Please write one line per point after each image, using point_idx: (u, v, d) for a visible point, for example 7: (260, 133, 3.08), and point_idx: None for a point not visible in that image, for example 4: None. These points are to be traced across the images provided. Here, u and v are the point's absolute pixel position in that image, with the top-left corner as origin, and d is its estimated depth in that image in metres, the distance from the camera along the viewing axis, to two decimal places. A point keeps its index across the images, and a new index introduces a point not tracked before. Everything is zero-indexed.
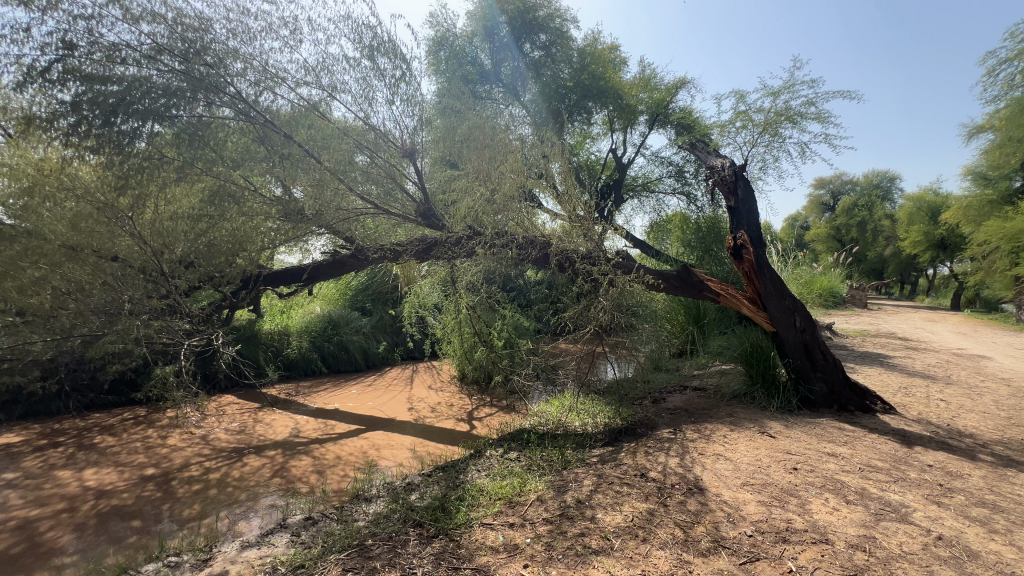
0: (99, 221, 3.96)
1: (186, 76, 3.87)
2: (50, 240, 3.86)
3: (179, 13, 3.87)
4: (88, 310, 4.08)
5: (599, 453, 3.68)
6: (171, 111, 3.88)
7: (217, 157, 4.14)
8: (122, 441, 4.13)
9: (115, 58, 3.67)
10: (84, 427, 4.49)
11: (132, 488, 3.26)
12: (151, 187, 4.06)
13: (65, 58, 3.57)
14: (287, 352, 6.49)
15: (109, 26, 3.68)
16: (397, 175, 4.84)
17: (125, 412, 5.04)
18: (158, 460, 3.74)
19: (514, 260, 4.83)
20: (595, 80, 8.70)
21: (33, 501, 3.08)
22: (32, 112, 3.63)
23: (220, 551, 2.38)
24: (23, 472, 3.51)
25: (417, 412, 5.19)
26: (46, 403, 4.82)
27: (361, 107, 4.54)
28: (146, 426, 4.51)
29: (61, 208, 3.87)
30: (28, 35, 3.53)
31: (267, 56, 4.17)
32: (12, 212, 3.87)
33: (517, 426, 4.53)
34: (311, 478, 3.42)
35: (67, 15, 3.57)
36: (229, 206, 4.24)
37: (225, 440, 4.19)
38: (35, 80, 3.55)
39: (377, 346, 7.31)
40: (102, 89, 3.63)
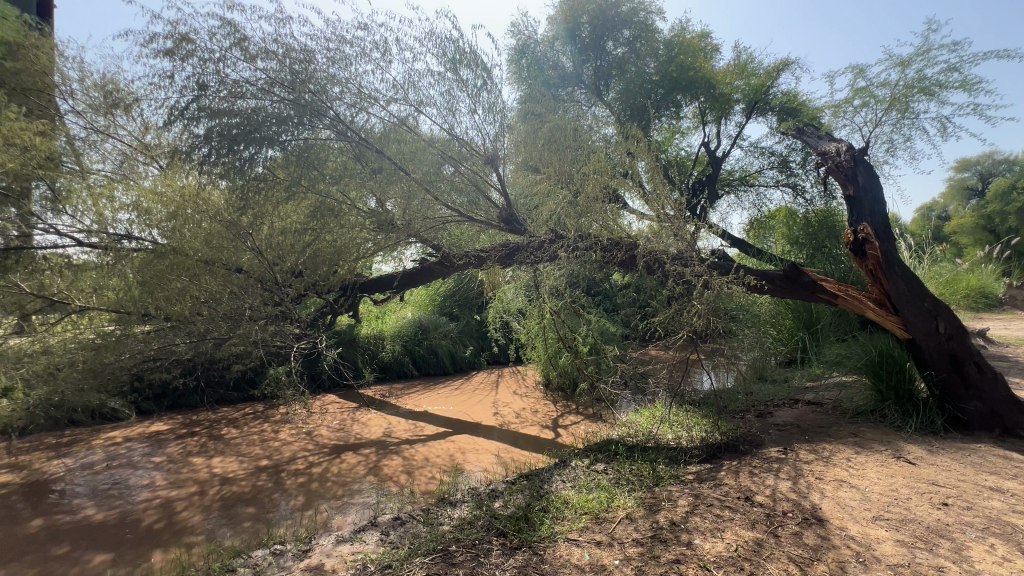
0: (227, 239, 4.48)
1: (294, 104, 4.26)
2: (190, 255, 4.44)
3: (288, 49, 4.27)
4: (218, 316, 4.64)
5: (695, 470, 3.37)
6: (282, 137, 4.29)
7: (319, 175, 4.48)
8: (243, 434, 4.62)
9: (238, 93, 4.15)
10: (214, 420, 5.11)
11: (249, 477, 3.61)
12: (267, 206, 4.51)
13: (199, 98, 4.11)
14: (382, 355, 6.87)
15: (232, 67, 4.17)
16: (481, 183, 4.94)
17: (247, 407, 5.66)
18: (271, 453, 4.12)
19: (598, 262, 4.66)
20: (684, 71, 8.20)
21: (173, 482, 3.54)
22: (180, 148, 4.27)
23: (318, 543, 2.52)
24: (167, 456, 4.06)
25: (502, 418, 5.18)
26: (187, 397, 5.58)
27: (446, 119, 4.68)
28: (262, 421, 5.01)
29: (198, 228, 4.44)
30: (172, 82, 4.11)
31: (362, 81, 4.47)
32: (162, 233, 4.48)
33: (604, 435, 4.33)
34: (401, 478, 3.54)
35: (199, 60, 4.09)
36: (329, 219, 4.61)
37: (327, 437, 4.52)
38: (180, 120, 4.15)
39: (464, 350, 7.50)
40: (227, 121, 4.12)
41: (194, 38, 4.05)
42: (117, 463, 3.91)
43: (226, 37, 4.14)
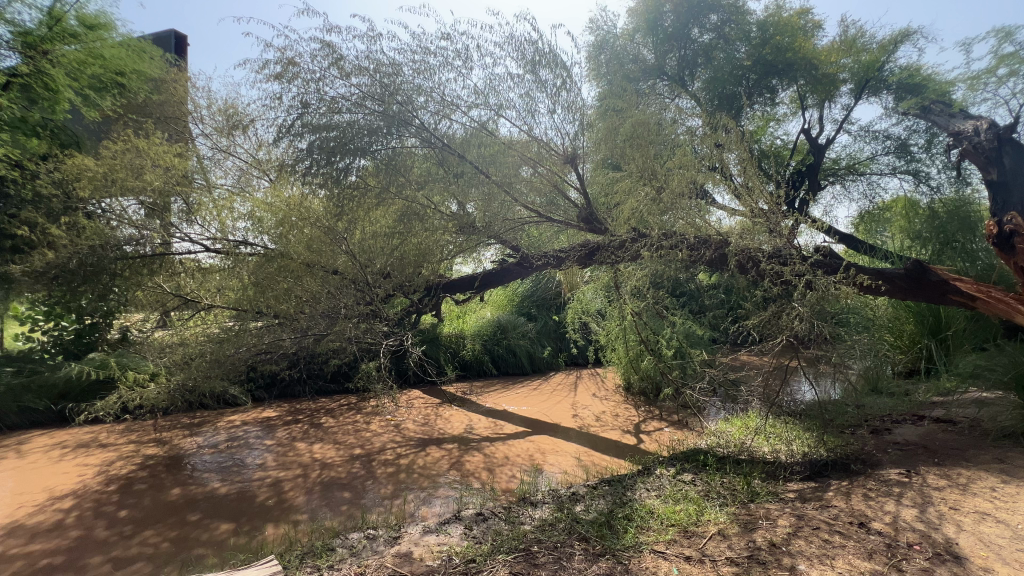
0: (325, 243, 4.89)
1: (383, 115, 4.52)
2: (294, 258, 4.91)
3: (378, 64, 4.55)
4: (318, 314, 5.00)
5: (797, 488, 3.07)
6: (375, 147, 4.57)
7: (405, 181, 4.73)
8: (339, 423, 5.00)
9: (335, 108, 4.49)
10: (315, 409, 5.59)
11: (345, 464, 3.89)
12: (359, 212, 4.88)
13: (303, 116, 4.51)
14: (463, 354, 7.00)
15: (330, 84, 4.52)
16: (560, 183, 4.92)
17: (342, 398, 6.12)
18: (363, 442, 4.42)
19: (684, 261, 4.43)
20: (780, 53, 7.54)
21: (281, 464, 3.91)
22: (288, 162, 4.73)
23: (407, 531, 2.65)
24: (277, 440, 4.51)
25: (582, 420, 5.10)
26: (292, 387, 6.15)
27: (525, 120, 4.71)
28: (355, 413, 5.38)
29: (302, 233, 4.90)
30: (281, 102, 4.55)
31: (444, 89, 4.64)
32: (272, 239, 5.03)
33: (691, 444, 4.10)
34: (483, 475, 3.61)
35: (303, 81, 4.48)
36: (415, 223, 4.88)
37: (413, 430, 4.74)
38: (288, 137, 4.60)
39: (542, 351, 7.51)
40: (326, 135, 4.50)
41: (299, 61, 4.45)
42: (236, 444, 4.40)
43: (325, 57, 4.50)
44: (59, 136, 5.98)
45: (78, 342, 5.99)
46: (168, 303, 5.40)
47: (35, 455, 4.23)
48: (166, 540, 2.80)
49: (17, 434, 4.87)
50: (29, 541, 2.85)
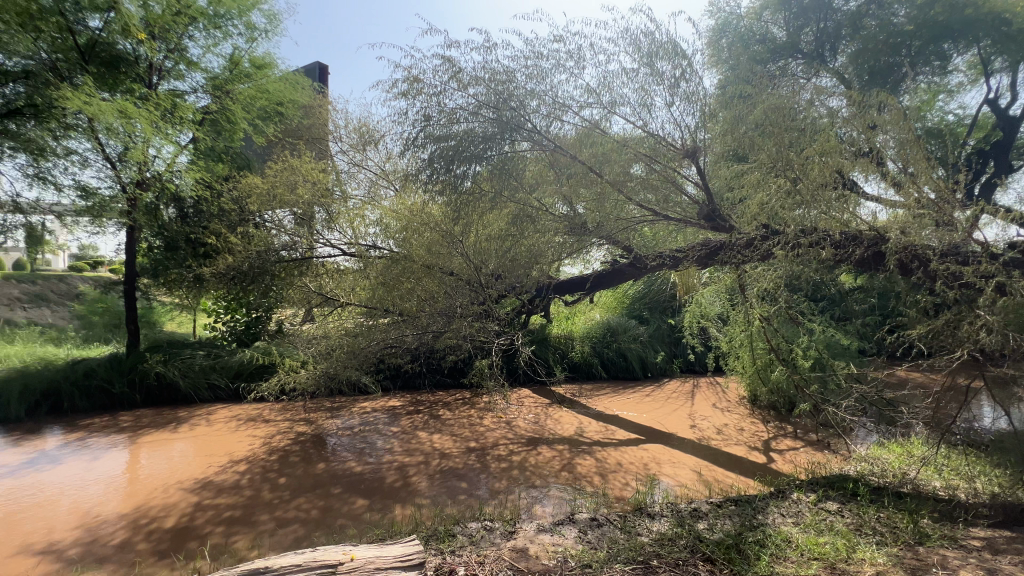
0: (444, 246, 5.27)
1: (497, 122, 4.68)
2: (415, 260, 5.36)
3: (493, 72, 4.72)
4: (435, 313, 5.33)
5: (984, 536, 2.53)
6: (490, 153, 4.75)
7: (517, 186, 4.86)
8: (456, 416, 5.30)
9: (454, 119, 4.76)
10: (434, 401, 5.98)
11: (462, 455, 4.10)
12: (474, 216, 5.13)
13: (425, 128, 4.85)
14: (572, 356, 6.94)
15: (450, 97, 4.81)
16: (677, 179, 4.65)
17: (458, 393, 6.47)
18: (478, 436, 4.62)
19: (827, 261, 3.90)
20: (956, 11, 6.24)
21: (406, 450, 4.25)
22: (413, 172, 5.14)
23: (522, 527, 2.70)
24: (402, 428, 4.92)
25: (701, 432, 4.77)
26: (414, 379, 6.65)
27: (640, 116, 4.56)
28: (470, 407, 5.66)
29: (422, 238, 5.36)
30: (407, 117, 4.96)
31: (557, 91, 4.68)
32: (397, 242, 5.61)
33: (835, 469, 3.60)
34: (595, 479, 3.55)
35: (426, 95, 4.83)
36: (527, 225, 4.98)
37: (524, 428, 4.84)
38: (413, 148, 5.00)
39: (655, 356, 7.20)
40: (445, 145, 4.78)
41: (422, 78, 4.80)
42: (369, 428, 4.89)
43: (445, 72, 4.79)
44: (236, 161, 7.20)
45: (246, 332, 7.10)
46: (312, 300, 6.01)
47: (218, 424, 5.13)
48: (315, 508, 3.21)
49: (206, 406, 5.96)
50: (216, 494, 3.46)
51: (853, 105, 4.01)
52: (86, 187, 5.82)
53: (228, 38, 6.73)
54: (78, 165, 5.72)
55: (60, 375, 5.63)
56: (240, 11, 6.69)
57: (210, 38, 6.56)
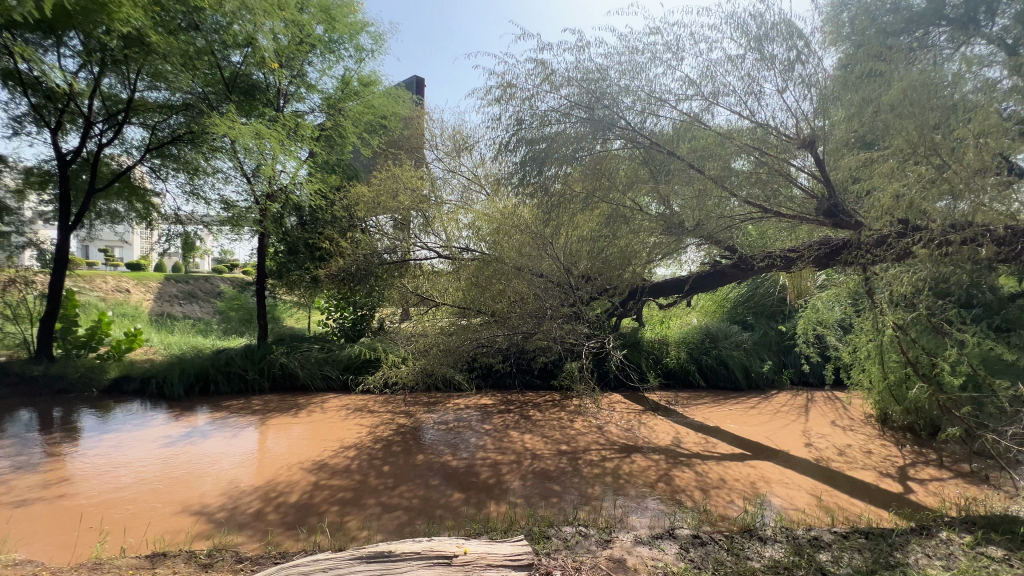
0: (534, 247, 5.29)
1: (590, 121, 4.60)
2: (506, 262, 5.39)
3: (585, 72, 4.67)
4: (526, 314, 5.37)
5: None
6: (582, 153, 4.69)
7: (610, 186, 4.75)
8: (546, 418, 5.31)
9: (546, 121, 4.78)
10: (524, 402, 6.04)
11: (553, 458, 4.09)
12: (564, 217, 5.12)
13: (518, 132, 4.94)
14: (667, 361, 6.63)
15: (542, 99, 4.83)
16: (788, 174, 4.26)
17: (548, 395, 6.49)
18: (569, 439, 4.58)
19: (986, 261, 3.31)
20: None
21: (499, 449, 4.35)
22: (505, 176, 5.26)
23: (618, 537, 2.62)
24: (494, 426, 5.03)
25: (818, 451, 4.29)
26: (505, 379, 6.78)
27: (747, 104, 4.22)
28: (560, 410, 5.63)
29: (511, 241, 5.40)
30: (500, 123, 5.07)
31: (653, 85, 4.51)
32: (487, 245, 5.77)
33: (997, 508, 3.03)
34: (696, 494, 3.34)
35: (519, 100, 4.91)
36: (620, 225, 4.83)
37: (616, 435, 4.71)
38: (505, 152, 5.11)
39: (761, 365, 6.63)
40: (536, 148, 4.82)
41: (515, 83, 4.89)
42: (463, 424, 5.08)
43: (537, 75, 4.84)
44: (346, 172, 7.89)
45: (354, 328, 7.76)
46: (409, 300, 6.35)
47: (331, 412, 5.65)
48: (416, 497, 3.39)
49: (321, 395, 6.59)
50: (331, 476, 3.81)
51: (1021, 74, 3.38)
52: (227, 201, 6.75)
53: (340, 60, 7.41)
54: (221, 181, 6.64)
55: (208, 363, 6.61)
56: (350, 36, 7.34)
57: (325, 62, 7.26)
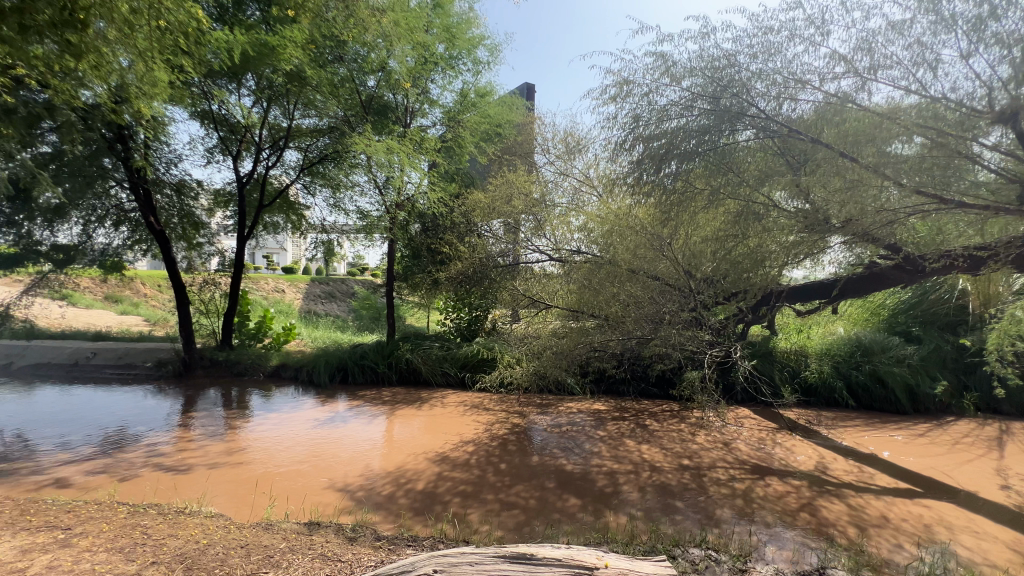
0: (651, 249, 4.97)
1: (714, 112, 4.27)
2: (621, 265, 5.14)
3: (711, 59, 4.38)
4: (642, 318, 4.99)
5: None
6: (708, 146, 4.37)
7: (739, 180, 4.37)
8: (664, 429, 5.03)
9: (665, 116, 4.55)
10: (639, 410, 5.80)
11: (674, 472, 3.86)
12: (684, 217, 4.90)
13: (635, 130, 4.78)
14: (806, 375, 5.86)
15: (661, 93, 4.61)
16: (969, 157, 3.40)
17: (665, 405, 6.16)
18: (691, 454, 4.28)
19: None
20: None
21: (614, 457, 4.22)
22: (621, 175, 5.12)
23: (756, 569, 2.37)
24: (609, 433, 4.91)
25: (1021, 497, 3.46)
26: (618, 386, 6.59)
27: (916, 76, 3.59)
28: (679, 421, 5.31)
29: (626, 241, 5.15)
30: (616, 122, 4.95)
31: (792, 65, 4.05)
32: (600, 247, 5.65)
33: None
34: (850, 531, 2.90)
35: (637, 97, 4.74)
36: (752, 224, 4.37)
37: (746, 453, 4.29)
38: (622, 151, 4.98)
39: (931, 386, 5.58)
40: (654, 145, 4.64)
41: (633, 79, 4.73)
42: (576, 429, 5.03)
43: (657, 69, 4.63)
44: (464, 180, 8.35)
45: (469, 328, 8.18)
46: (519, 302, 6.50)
47: (451, 407, 5.99)
48: (533, 498, 3.43)
49: (441, 390, 7.02)
50: (452, 468, 4.02)
51: None
52: (363, 211, 7.54)
53: (459, 75, 7.86)
54: (358, 194, 7.44)
55: (347, 356, 7.43)
56: (468, 51, 7.77)
57: (446, 78, 7.75)
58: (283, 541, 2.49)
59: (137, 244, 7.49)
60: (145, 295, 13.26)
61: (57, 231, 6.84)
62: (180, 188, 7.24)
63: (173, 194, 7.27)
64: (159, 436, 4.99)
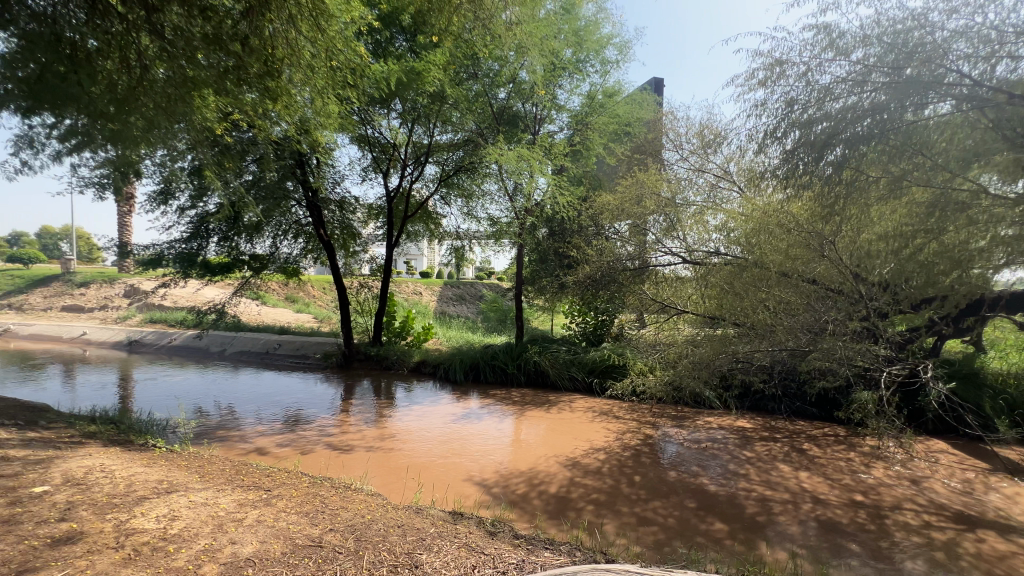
0: (809, 248, 4.36)
1: (892, 87, 3.58)
2: (770, 268, 4.61)
3: (892, 24, 3.70)
4: (798, 328, 4.30)
5: None
6: (886, 126, 3.67)
7: (932, 164, 3.58)
8: (828, 456, 4.36)
9: (828, 96, 3.96)
10: (794, 431, 5.14)
11: (845, 508, 3.31)
12: (853, 209, 4.12)
13: (789, 115, 4.24)
14: None
15: (823, 71, 4.02)
16: None
17: (826, 428, 5.36)
18: (865, 489, 3.64)
19: None
20: None
21: (766, 482, 3.78)
22: (770, 168, 4.57)
23: None
24: (757, 454, 4.41)
25: None
26: (766, 402, 5.93)
27: None
28: (847, 448, 4.56)
29: (778, 240, 4.66)
30: (765, 108, 4.45)
31: (1013, 15, 3.22)
32: (743, 249, 5.11)
33: None
34: None
35: (792, 78, 4.21)
36: (953, 216, 3.42)
37: (945, 496, 3.51)
38: (772, 140, 4.45)
39: None
40: (812, 131, 4.05)
41: (787, 57, 4.21)
42: (717, 446, 4.62)
43: (818, 44, 4.06)
44: (591, 182, 8.33)
45: (595, 333, 8.08)
46: (649, 307, 6.22)
47: (579, 413, 5.95)
48: (672, 517, 3.22)
49: (568, 394, 7.02)
50: (584, 474, 3.98)
51: None
52: (493, 218, 7.91)
53: (587, 77, 7.83)
54: (489, 201, 7.83)
55: (479, 356, 7.84)
56: (596, 52, 7.74)
57: (573, 82, 7.76)
58: (432, 526, 2.68)
59: (310, 253, 8.86)
60: (314, 296, 15.60)
61: (255, 243, 8.37)
62: (342, 205, 8.37)
63: (337, 209, 8.41)
64: (327, 418, 5.79)
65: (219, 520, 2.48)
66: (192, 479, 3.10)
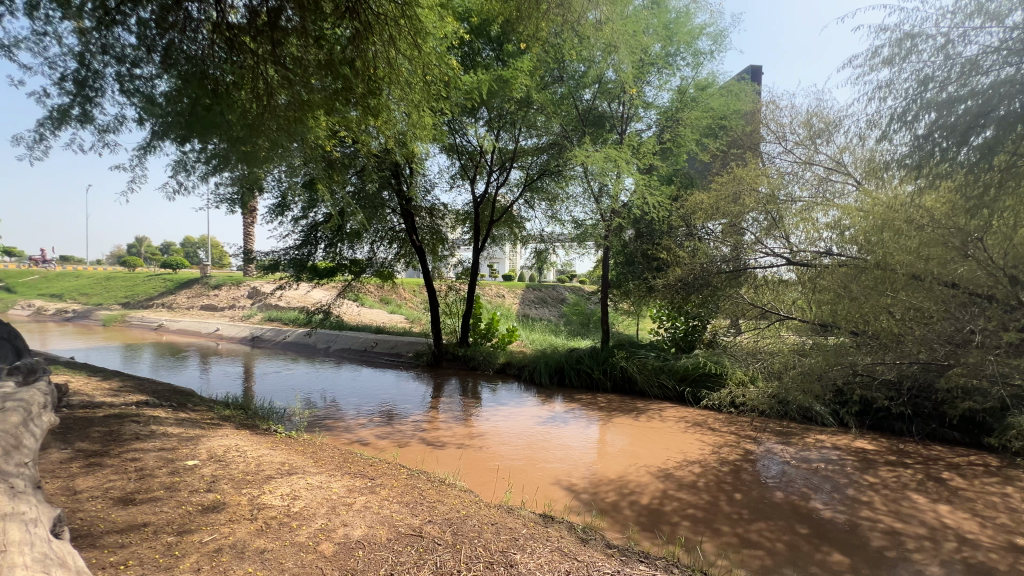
0: (948, 248, 3.61)
1: None
2: (897, 271, 3.94)
3: None
4: (935, 340, 3.77)
5: None
6: None
7: None
8: (976, 489, 3.74)
9: (977, 69, 3.33)
10: (929, 457, 4.48)
11: (1003, 552, 2.82)
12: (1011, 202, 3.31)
13: (921, 95, 3.63)
14: None
15: (969, 41, 3.47)
16: None
17: (972, 455, 4.61)
18: None
19: None
20: None
21: (895, 513, 3.33)
22: (897, 157, 3.91)
23: None
24: (883, 480, 3.90)
25: None
26: (892, 421, 5.24)
27: None
28: (1001, 482, 3.88)
29: (907, 239, 3.85)
30: (891, 90, 3.93)
31: None
32: (861, 249, 4.42)
33: None
34: None
35: (927, 53, 3.67)
36: None
37: None
38: (898, 125, 3.83)
39: None
40: (953, 111, 3.41)
41: (921, 30, 3.69)
42: (832, 468, 4.16)
43: (962, 11, 3.52)
44: (681, 180, 7.95)
45: (686, 339, 7.71)
46: (749, 312, 5.79)
47: (669, 422, 5.68)
48: (781, 541, 2.95)
49: (658, 403, 6.74)
50: (679, 488, 3.79)
51: None
52: (578, 220, 7.85)
53: (677, 72, 7.51)
54: (574, 204, 7.78)
55: (563, 359, 7.82)
56: (687, 44, 7.40)
57: (662, 78, 7.46)
58: (524, 527, 2.71)
59: (403, 258, 9.44)
60: (405, 299, 16.55)
61: (356, 249, 9.06)
62: (432, 211, 8.80)
63: (427, 216, 8.85)
64: (420, 415, 6.10)
65: (332, 502, 2.72)
66: (308, 463, 3.43)
